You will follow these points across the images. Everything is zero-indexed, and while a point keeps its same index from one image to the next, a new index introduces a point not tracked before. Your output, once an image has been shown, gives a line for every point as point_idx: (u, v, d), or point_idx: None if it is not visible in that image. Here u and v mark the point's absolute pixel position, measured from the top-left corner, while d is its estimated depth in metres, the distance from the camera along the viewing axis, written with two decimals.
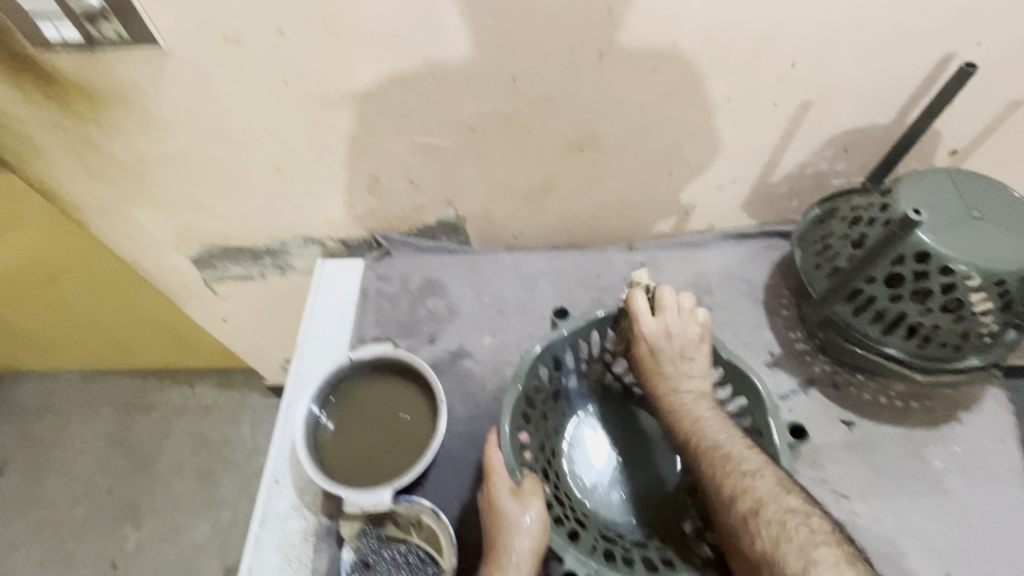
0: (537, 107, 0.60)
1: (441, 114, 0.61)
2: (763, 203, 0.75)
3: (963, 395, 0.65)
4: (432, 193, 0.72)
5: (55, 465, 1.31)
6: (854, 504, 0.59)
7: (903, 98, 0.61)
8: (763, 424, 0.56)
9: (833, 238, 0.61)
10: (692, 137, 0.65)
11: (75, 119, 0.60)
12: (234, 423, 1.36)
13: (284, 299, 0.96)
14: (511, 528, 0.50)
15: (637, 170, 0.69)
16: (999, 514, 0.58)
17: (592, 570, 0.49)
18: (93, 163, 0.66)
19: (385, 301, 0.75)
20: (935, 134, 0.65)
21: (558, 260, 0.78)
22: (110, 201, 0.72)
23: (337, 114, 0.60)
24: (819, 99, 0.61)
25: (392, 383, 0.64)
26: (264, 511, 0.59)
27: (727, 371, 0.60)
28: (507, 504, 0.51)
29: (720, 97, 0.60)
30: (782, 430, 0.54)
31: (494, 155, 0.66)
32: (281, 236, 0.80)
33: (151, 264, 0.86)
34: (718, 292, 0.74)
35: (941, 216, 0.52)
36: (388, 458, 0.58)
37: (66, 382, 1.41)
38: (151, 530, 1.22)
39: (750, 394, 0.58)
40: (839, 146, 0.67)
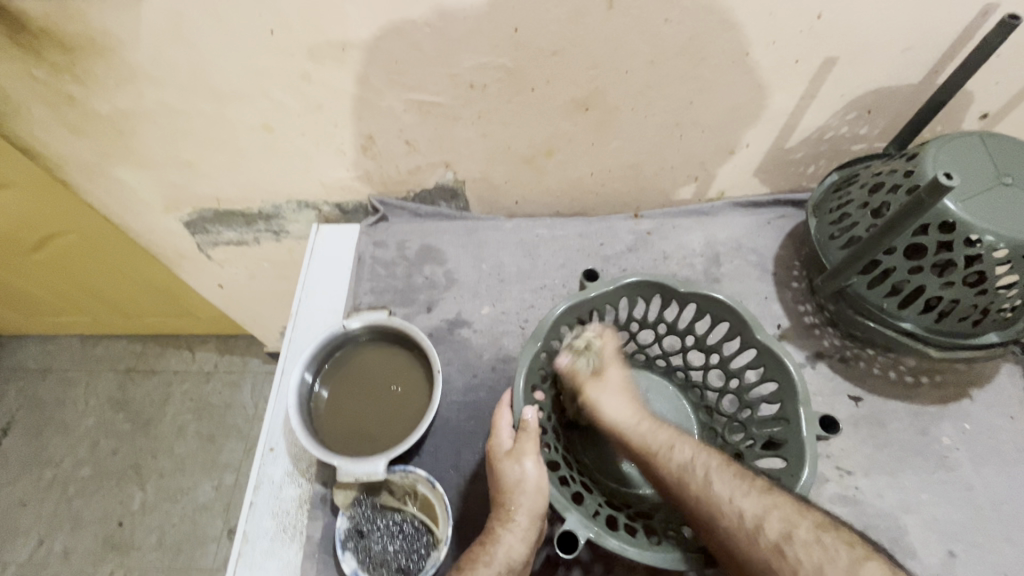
0: (540, 62, 0.56)
1: (437, 69, 0.57)
2: (777, 169, 0.72)
3: (976, 371, 0.63)
4: (430, 154, 0.69)
5: (59, 427, 1.32)
6: (858, 479, 0.57)
7: (935, 56, 0.57)
8: (789, 408, 0.53)
9: (852, 206, 0.58)
10: (705, 97, 0.61)
11: (51, 70, 0.57)
12: (235, 388, 1.36)
13: (280, 265, 0.94)
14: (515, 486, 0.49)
15: (646, 131, 0.66)
16: (1007, 493, 0.57)
17: (593, 533, 0.46)
18: (74, 119, 0.63)
19: (381, 268, 0.73)
20: (965, 96, 0.61)
21: (561, 228, 0.76)
22: (94, 160, 0.70)
23: (327, 67, 0.56)
24: (843, 57, 0.56)
25: (386, 355, 0.62)
26: (259, 477, 0.58)
27: (759, 353, 0.56)
28: (504, 464, 0.50)
29: (738, 52, 0.56)
30: (813, 421, 0.51)
31: (495, 114, 0.63)
32: (275, 200, 0.77)
33: (142, 227, 0.84)
34: (726, 262, 0.72)
35: (970, 182, 0.49)
36: (382, 429, 0.57)
37: (67, 345, 1.41)
38: (155, 491, 1.24)
39: (782, 379, 0.54)
40: (862, 109, 0.63)
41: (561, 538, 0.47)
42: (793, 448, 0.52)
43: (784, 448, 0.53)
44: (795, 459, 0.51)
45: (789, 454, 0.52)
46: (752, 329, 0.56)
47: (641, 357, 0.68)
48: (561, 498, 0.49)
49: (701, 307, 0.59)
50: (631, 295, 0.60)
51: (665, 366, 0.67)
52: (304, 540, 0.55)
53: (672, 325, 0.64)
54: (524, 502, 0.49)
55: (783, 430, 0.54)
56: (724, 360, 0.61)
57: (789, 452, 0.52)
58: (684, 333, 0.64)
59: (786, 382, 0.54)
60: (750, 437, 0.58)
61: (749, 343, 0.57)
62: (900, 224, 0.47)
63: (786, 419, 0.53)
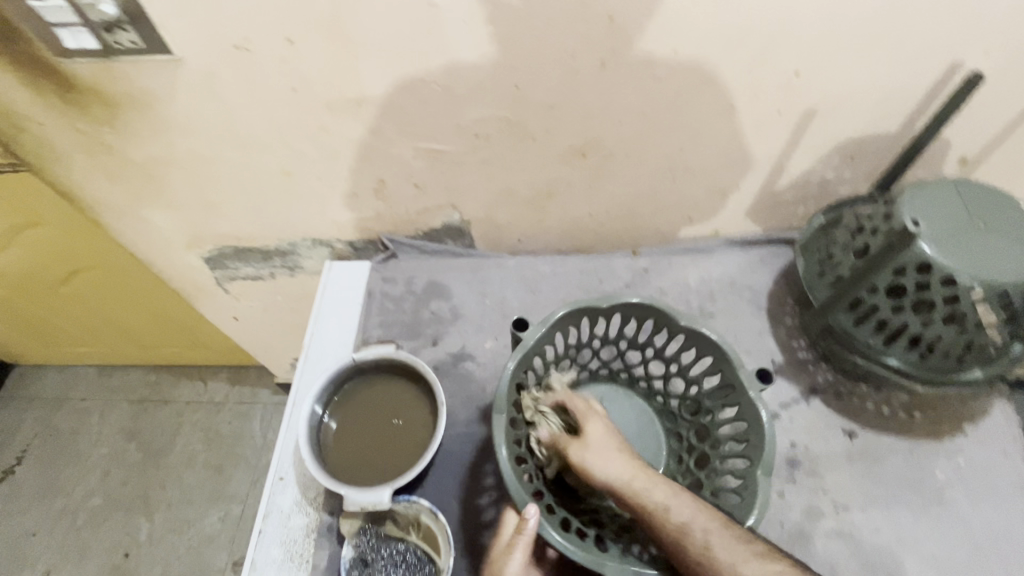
0: (539, 114, 0.61)
1: (444, 120, 0.61)
2: (768, 210, 0.75)
3: (969, 406, 0.64)
4: (437, 196, 0.73)
5: (73, 455, 1.34)
6: (853, 514, 0.58)
7: (910, 107, 0.60)
8: (746, 405, 0.57)
9: (837, 246, 0.60)
10: (695, 143, 0.65)
11: (92, 123, 0.62)
12: (245, 419, 1.38)
13: (294, 299, 0.98)
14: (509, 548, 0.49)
15: (641, 175, 0.69)
16: (1003, 529, 0.57)
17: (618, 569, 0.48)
18: (110, 165, 0.68)
19: (390, 303, 0.76)
20: (942, 143, 0.64)
21: (562, 264, 0.79)
22: (126, 202, 0.75)
23: (343, 119, 0.61)
24: (823, 108, 0.60)
25: (390, 389, 0.65)
26: (268, 506, 0.60)
27: (687, 335, 0.62)
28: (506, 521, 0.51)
29: (724, 104, 0.60)
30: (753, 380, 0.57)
31: (498, 160, 0.67)
32: (291, 238, 0.82)
33: (165, 263, 0.89)
34: (720, 299, 0.74)
35: (944, 226, 0.51)
36: (385, 460, 0.59)
37: (84, 375, 1.45)
38: (163, 522, 1.25)
39: (714, 351, 0.60)
40: (845, 154, 0.66)
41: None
42: (754, 439, 0.55)
43: (739, 411, 0.58)
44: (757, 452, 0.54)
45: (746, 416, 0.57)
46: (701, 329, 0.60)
47: (604, 372, 0.71)
48: (575, 549, 0.49)
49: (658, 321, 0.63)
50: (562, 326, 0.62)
51: (629, 377, 0.70)
52: (310, 569, 0.57)
53: (633, 340, 0.67)
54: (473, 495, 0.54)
55: (732, 395, 0.59)
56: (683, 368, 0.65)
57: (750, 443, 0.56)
58: (644, 346, 0.67)
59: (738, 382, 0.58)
60: (707, 411, 0.63)
61: (705, 349, 0.61)
62: None
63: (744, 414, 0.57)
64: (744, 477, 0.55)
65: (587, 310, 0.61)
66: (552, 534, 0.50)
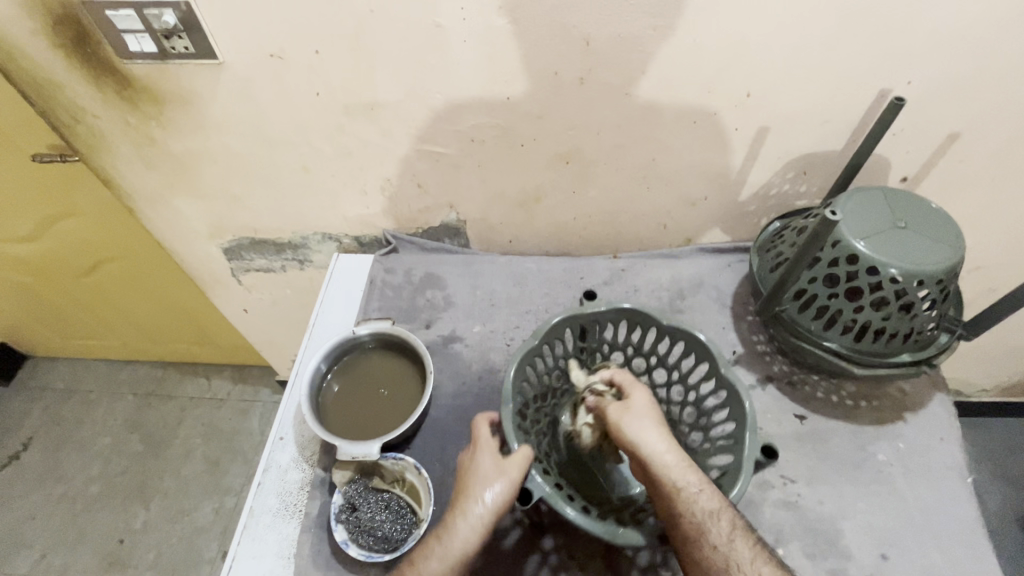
0: (528, 123, 0.70)
1: (445, 125, 0.71)
2: (734, 219, 0.83)
3: (911, 397, 0.70)
4: (437, 196, 0.82)
5: (77, 443, 1.40)
6: (800, 487, 0.64)
7: (850, 128, 0.69)
8: (738, 408, 0.61)
9: (785, 245, 0.68)
10: (665, 155, 0.74)
11: (141, 117, 0.72)
12: (245, 416, 1.44)
13: (301, 293, 1.06)
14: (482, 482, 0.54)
15: (618, 183, 0.78)
16: (937, 506, 0.62)
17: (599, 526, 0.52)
18: (151, 156, 0.78)
19: (389, 290, 0.84)
20: (883, 162, 0.73)
21: (547, 262, 0.87)
22: (160, 192, 0.84)
23: (358, 122, 0.71)
24: (775, 126, 0.69)
25: (380, 363, 0.71)
26: (268, 461, 0.66)
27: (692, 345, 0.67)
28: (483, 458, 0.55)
29: (688, 120, 0.69)
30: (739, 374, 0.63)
31: (493, 163, 0.76)
32: (304, 231, 0.90)
33: (186, 253, 0.97)
34: (690, 297, 0.82)
35: (869, 224, 0.59)
36: (372, 424, 0.66)
37: (95, 368, 1.52)
38: (158, 510, 1.29)
39: (710, 358, 0.65)
40: (798, 169, 0.75)
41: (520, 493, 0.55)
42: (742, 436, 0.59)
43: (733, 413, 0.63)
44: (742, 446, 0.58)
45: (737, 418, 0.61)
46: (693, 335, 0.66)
47: None
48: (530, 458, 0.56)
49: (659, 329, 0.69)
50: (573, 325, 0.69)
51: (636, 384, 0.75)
52: (302, 517, 0.62)
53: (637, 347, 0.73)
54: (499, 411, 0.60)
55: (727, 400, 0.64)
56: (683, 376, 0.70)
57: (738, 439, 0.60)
58: (647, 352, 0.73)
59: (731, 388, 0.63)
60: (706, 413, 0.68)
61: (702, 356, 0.67)
62: (811, 253, 0.57)
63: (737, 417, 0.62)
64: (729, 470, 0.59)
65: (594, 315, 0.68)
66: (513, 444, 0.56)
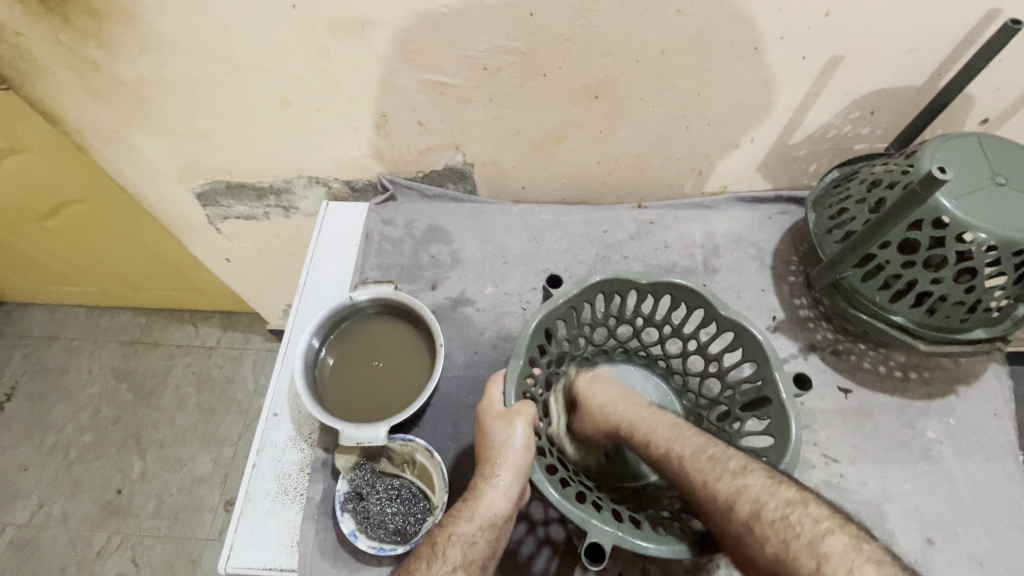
0: (554, 48, 0.57)
1: (452, 49, 0.58)
2: (780, 165, 0.73)
3: (964, 369, 0.65)
4: (441, 135, 0.70)
5: (62, 393, 1.34)
6: (842, 467, 0.59)
7: (938, 59, 0.58)
8: (770, 388, 0.54)
9: (849, 202, 0.60)
10: (713, 89, 0.62)
11: (75, 34, 0.58)
12: (237, 364, 1.38)
13: (287, 241, 0.96)
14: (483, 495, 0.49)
15: (654, 123, 0.67)
16: (987, 486, 0.59)
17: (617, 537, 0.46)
18: (95, 84, 0.64)
19: (388, 244, 0.74)
20: (967, 101, 0.63)
21: (566, 213, 0.77)
22: (114, 126, 0.71)
23: (345, 43, 0.57)
24: (850, 55, 0.57)
25: (378, 330, 0.64)
26: (262, 441, 0.60)
27: (720, 322, 0.59)
28: (496, 429, 0.50)
29: (748, 47, 0.57)
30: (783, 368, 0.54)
31: (508, 98, 0.64)
32: (286, 175, 0.79)
33: (154, 196, 0.85)
34: (725, 255, 0.74)
35: (963, 181, 0.51)
36: (376, 400, 0.59)
37: (73, 313, 1.43)
38: (155, 461, 1.26)
39: (738, 330, 0.58)
40: (865, 108, 0.64)
41: (587, 548, 0.47)
42: (779, 425, 0.53)
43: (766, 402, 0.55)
44: (780, 442, 0.52)
45: (772, 408, 0.54)
46: (717, 308, 0.58)
47: (620, 350, 0.70)
48: (576, 509, 0.47)
49: (676, 297, 0.61)
50: (590, 296, 0.60)
51: (646, 356, 0.69)
52: (304, 502, 0.57)
53: (649, 317, 0.66)
54: (520, 463, 0.49)
55: (759, 384, 0.57)
56: (703, 348, 0.64)
57: (775, 426, 0.54)
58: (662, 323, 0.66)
59: (763, 361, 0.56)
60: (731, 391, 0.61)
61: (725, 327, 0.59)
62: (896, 218, 0.48)
63: (769, 399, 0.55)
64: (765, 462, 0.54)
65: (622, 283, 0.60)
66: (550, 491, 0.48)
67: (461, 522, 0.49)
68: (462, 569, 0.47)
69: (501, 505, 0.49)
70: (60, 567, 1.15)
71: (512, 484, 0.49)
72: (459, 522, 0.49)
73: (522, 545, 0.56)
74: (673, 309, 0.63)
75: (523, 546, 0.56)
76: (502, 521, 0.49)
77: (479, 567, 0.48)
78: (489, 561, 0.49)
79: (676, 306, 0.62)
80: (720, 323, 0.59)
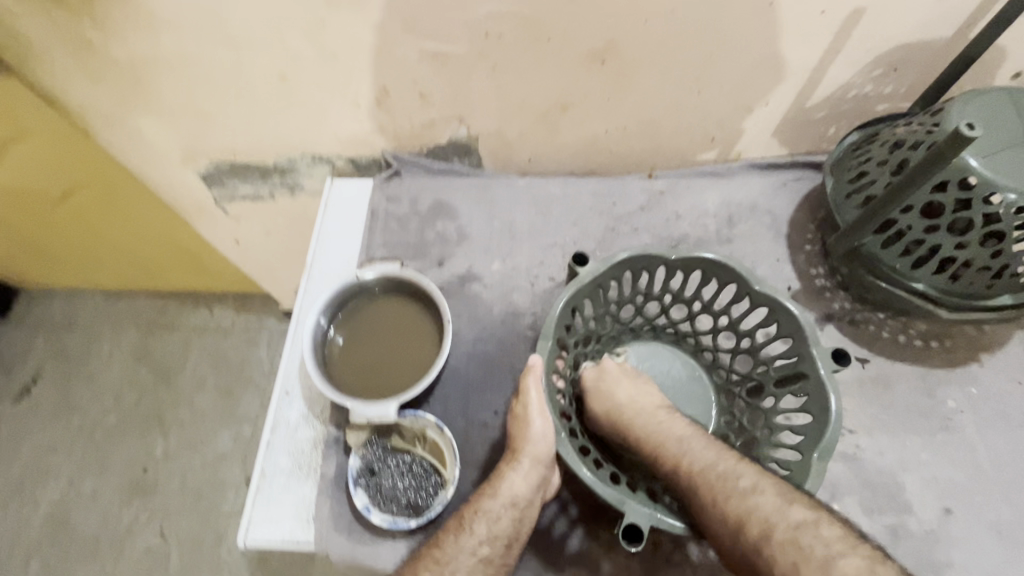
0: (557, 10, 0.55)
1: (451, 15, 0.56)
2: (797, 130, 0.70)
3: (988, 337, 0.63)
4: (444, 107, 0.68)
5: (85, 376, 1.37)
6: (859, 438, 0.58)
7: (967, 10, 0.54)
8: (808, 363, 0.53)
9: (871, 164, 0.57)
10: (726, 50, 0.59)
11: (68, 14, 0.56)
12: (252, 345, 1.40)
13: (295, 221, 0.95)
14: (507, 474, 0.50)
15: (664, 87, 0.64)
16: (1010, 456, 0.57)
17: (650, 518, 0.47)
18: (92, 64, 0.63)
19: (394, 222, 0.74)
20: (998, 54, 0.59)
21: (574, 185, 0.75)
22: (114, 108, 0.70)
23: (342, 13, 0.55)
24: (874, 7, 0.54)
25: (394, 308, 0.63)
26: (275, 419, 0.61)
27: (755, 297, 0.57)
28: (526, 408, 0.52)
29: (763, 2, 0.54)
30: (825, 356, 0.52)
31: (512, 65, 0.62)
32: (289, 153, 0.78)
33: (160, 178, 0.85)
34: (739, 224, 0.72)
35: (992, 139, 0.48)
36: (388, 377, 0.59)
37: (91, 298, 1.45)
38: (177, 440, 1.29)
39: (774, 306, 0.56)
40: (888, 65, 0.61)
41: (624, 529, 0.47)
42: (818, 401, 0.52)
43: (805, 380, 0.54)
44: (820, 418, 0.52)
45: (810, 387, 0.54)
46: (749, 281, 0.57)
47: (646, 328, 0.68)
48: (611, 492, 0.48)
49: (706, 272, 0.60)
50: (618, 274, 0.59)
51: (674, 333, 0.67)
52: (319, 478, 0.58)
53: (677, 294, 0.64)
54: (540, 450, 0.51)
55: (796, 361, 0.56)
56: (735, 323, 0.62)
57: (813, 403, 0.53)
58: (690, 299, 0.64)
59: (800, 335, 0.55)
60: (765, 367, 0.61)
61: (758, 301, 0.58)
62: (920, 179, 0.46)
63: (806, 374, 0.54)
64: (804, 438, 0.53)
65: (651, 258, 0.58)
66: (583, 470, 0.48)
67: (486, 500, 0.50)
68: (488, 542, 0.48)
69: (523, 487, 0.50)
70: (93, 541, 1.20)
71: (533, 470, 0.51)
72: (484, 498, 0.50)
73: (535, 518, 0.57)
74: (703, 284, 0.61)
75: (538, 518, 0.57)
76: (526, 502, 0.50)
77: (502, 546, 0.49)
78: (512, 543, 0.49)
79: (706, 280, 0.61)
80: (754, 297, 0.58)
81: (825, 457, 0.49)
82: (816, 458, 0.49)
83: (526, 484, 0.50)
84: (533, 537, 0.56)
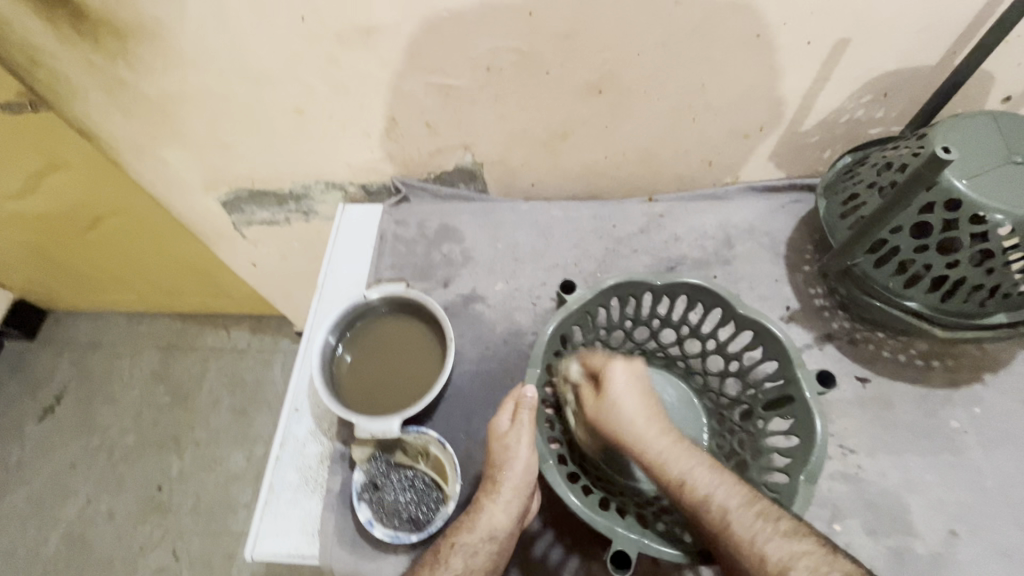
0: (554, 45, 0.58)
1: (455, 52, 0.59)
2: (793, 154, 0.72)
3: (991, 356, 0.63)
4: (449, 136, 0.72)
5: (106, 396, 1.41)
6: (860, 458, 0.58)
7: (951, 37, 0.56)
8: (794, 387, 0.54)
9: (861, 186, 0.59)
10: (717, 79, 0.62)
11: (105, 56, 0.62)
12: (266, 365, 1.43)
13: (309, 245, 0.99)
14: (490, 501, 0.51)
15: (659, 115, 0.67)
16: (1017, 477, 0.57)
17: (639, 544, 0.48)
18: (124, 100, 0.68)
19: (402, 245, 0.77)
20: (986, 79, 0.61)
21: (575, 209, 0.78)
22: (143, 140, 0.75)
23: (354, 51, 0.59)
24: (858, 37, 0.56)
25: (398, 328, 0.66)
26: (284, 434, 0.63)
27: (739, 321, 0.59)
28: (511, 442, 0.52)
29: (751, 35, 0.56)
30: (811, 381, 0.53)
31: (512, 96, 0.65)
32: (304, 180, 0.82)
33: (182, 205, 0.90)
34: (737, 245, 0.73)
35: (976, 160, 0.50)
36: (390, 395, 0.61)
37: (114, 320, 1.51)
38: (192, 460, 1.32)
39: (758, 330, 0.57)
40: (878, 91, 0.63)
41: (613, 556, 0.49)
42: (804, 423, 0.53)
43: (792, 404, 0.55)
44: (806, 440, 0.52)
45: (797, 410, 0.54)
46: (734, 306, 0.58)
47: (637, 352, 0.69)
48: (600, 520, 0.49)
49: (691, 297, 0.61)
50: (605, 300, 0.61)
51: (664, 356, 0.69)
52: (324, 492, 0.59)
53: (665, 318, 0.66)
54: (522, 481, 0.52)
55: (783, 384, 0.56)
56: (722, 347, 0.63)
57: (801, 426, 0.54)
58: (678, 324, 0.66)
59: (786, 359, 0.55)
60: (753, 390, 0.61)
61: (744, 326, 0.59)
62: (905, 199, 0.47)
63: (793, 397, 0.55)
64: (790, 461, 0.54)
65: (637, 285, 0.60)
66: (571, 499, 0.50)
67: (464, 533, 0.51)
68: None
69: (502, 519, 0.51)
70: (108, 559, 1.22)
71: (514, 501, 0.51)
72: (460, 531, 0.51)
73: (534, 536, 0.57)
74: (688, 308, 0.63)
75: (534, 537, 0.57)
76: (506, 534, 0.51)
77: None
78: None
79: (692, 305, 0.62)
80: (739, 322, 0.59)
81: (811, 481, 0.50)
82: (803, 482, 0.49)
83: (504, 513, 0.51)
84: (533, 555, 0.56)
